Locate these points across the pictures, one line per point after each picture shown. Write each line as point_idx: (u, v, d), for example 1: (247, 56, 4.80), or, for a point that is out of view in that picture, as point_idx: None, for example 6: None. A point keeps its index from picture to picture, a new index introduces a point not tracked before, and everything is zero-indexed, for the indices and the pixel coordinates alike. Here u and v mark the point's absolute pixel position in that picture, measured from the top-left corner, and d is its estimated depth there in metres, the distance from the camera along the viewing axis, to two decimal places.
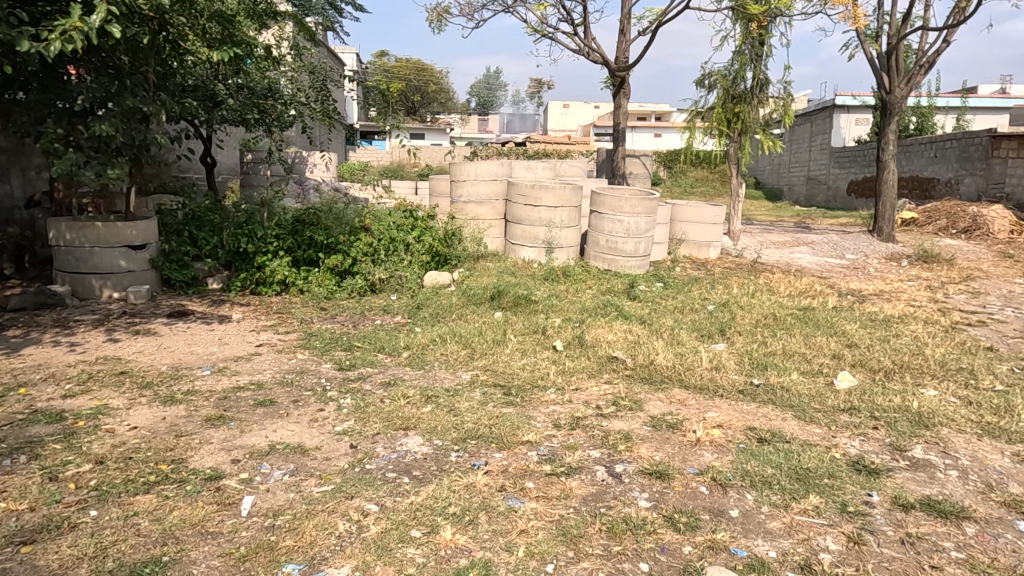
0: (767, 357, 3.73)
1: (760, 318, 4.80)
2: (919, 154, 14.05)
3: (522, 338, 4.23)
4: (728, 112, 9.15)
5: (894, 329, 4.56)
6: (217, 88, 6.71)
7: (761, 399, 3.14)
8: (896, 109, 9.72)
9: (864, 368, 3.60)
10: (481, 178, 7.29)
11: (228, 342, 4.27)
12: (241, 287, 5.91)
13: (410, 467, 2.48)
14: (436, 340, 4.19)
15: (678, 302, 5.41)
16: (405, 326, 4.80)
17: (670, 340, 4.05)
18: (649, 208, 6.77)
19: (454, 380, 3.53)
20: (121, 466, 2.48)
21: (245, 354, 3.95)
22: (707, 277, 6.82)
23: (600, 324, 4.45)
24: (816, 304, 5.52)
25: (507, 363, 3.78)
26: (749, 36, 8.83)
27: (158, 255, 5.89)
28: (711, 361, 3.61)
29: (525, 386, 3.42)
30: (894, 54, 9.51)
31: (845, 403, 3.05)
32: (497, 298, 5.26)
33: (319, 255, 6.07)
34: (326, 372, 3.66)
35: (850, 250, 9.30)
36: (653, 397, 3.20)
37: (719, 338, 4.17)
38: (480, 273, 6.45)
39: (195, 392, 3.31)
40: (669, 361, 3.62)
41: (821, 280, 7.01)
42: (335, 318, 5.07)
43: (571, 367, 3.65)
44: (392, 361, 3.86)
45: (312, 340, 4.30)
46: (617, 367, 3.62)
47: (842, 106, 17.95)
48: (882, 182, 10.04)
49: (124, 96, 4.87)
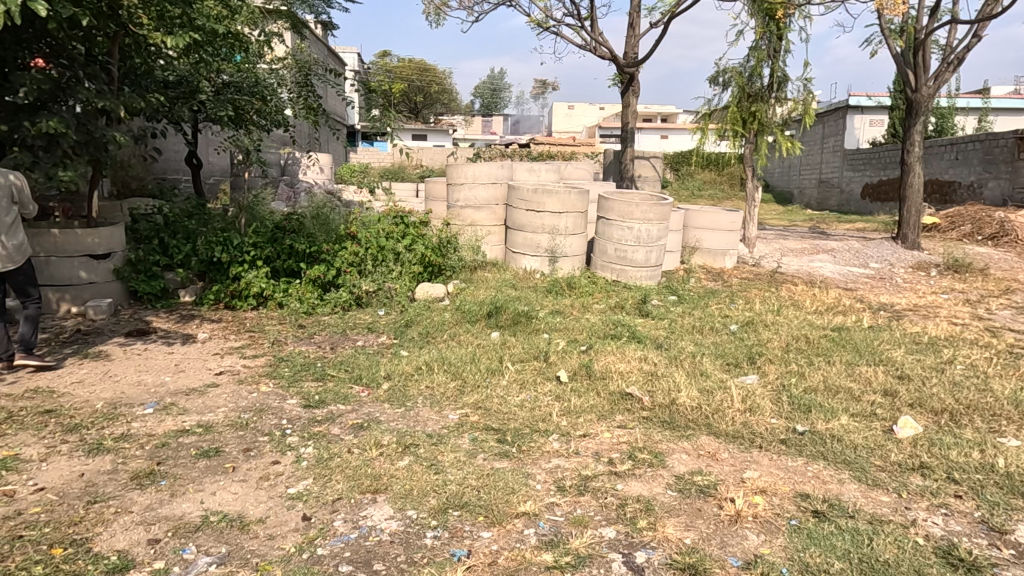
0: (808, 394, 3.16)
1: (792, 341, 4.25)
2: (939, 156, 13.45)
3: (521, 366, 3.68)
4: (744, 112, 8.59)
5: (946, 355, 4.00)
6: (200, 84, 6.14)
7: (810, 452, 2.58)
8: (922, 108, 9.14)
9: (924, 408, 3.04)
10: (480, 181, 6.75)
11: (185, 369, 3.73)
12: (214, 300, 5.36)
13: (372, 557, 1.95)
14: (421, 369, 3.64)
15: (696, 320, 4.84)
16: (389, 348, 4.25)
17: (693, 371, 3.49)
18: (662, 214, 6.22)
19: (440, 422, 2.98)
20: (2, 551, 1.95)
21: (200, 386, 3.41)
22: (725, 290, 6.27)
23: (611, 350, 3.89)
24: (849, 323, 4.95)
25: (503, 400, 3.22)
26: (766, 29, 8.29)
27: (124, 265, 5.35)
28: (742, 400, 3.05)
29: (524, 432, 2.87)
30: (921, 49, 8.93)
31: (912, 460, 2.50)
32: (494, 316, 4.72)
33: (300, 266, 5.55)
34: (290, 411, 3.11)
35: (874, 258, 8.73)
36: (677, 448, 2.65)
37: (748, 369, 3.61)
38: (478, 285, 5.90)
39: (128, 438, 2.77)
40: (693, 399, 3.06)
41: (848, 293, 6.45)
42: (312, 338, 4.52)
43: (577, 406, 3.10)
44: (369, 397, 3.30)
45: (280, 367, 3.76)
46: (633, 407, 3.06)
47: (856, 107, 17.42)
48: (907, 186, 9.44)
49: (77, 90, 4.38)
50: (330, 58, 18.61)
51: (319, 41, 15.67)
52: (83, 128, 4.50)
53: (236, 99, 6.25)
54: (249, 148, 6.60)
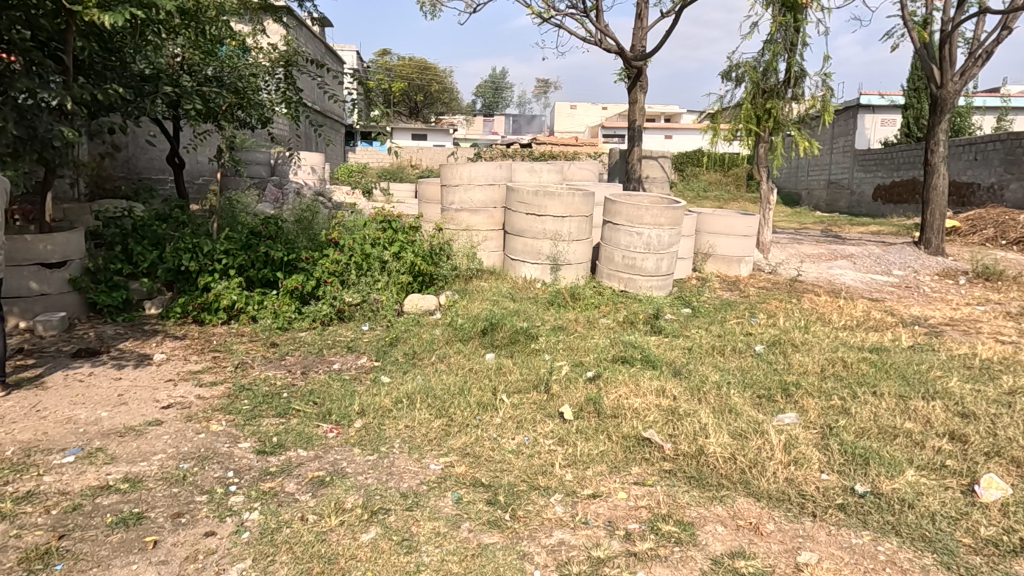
0: (861, 441, 2.63)
1: (827, 365, 3.72)
2: (957, 156, 12.89)
3: (518, 400, 3.15)
4: (759, 109, 8.02)
5: (1008, 384, 3.47)
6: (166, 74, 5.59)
7: (877, 524, 2.07)
8: (947, 106, 8.57)
9: (1005, 459, 2.51)
10: (476, 182, 6.24)
11: (127, 401, 3.19)
12: (181, 314, 4.85)
13: None
14: (401, 403, 3.11)
15: (715, 339, 4.31)
16: (368, 373, 3.73)
17: (719, 407, 2.97)
18: (673, 219, 5.70)
19: (418, 476, 2.47)
20: None
21: (138, 425, 2.88)
22: (742, 301, 5.75)
23: (622, 378, 3.35)
24: (886, 342, 4.43)
25: (495, 444, 2.71)
26: (783, 20, 7.76)
27: (82, 274, 4.84)
28: (784, 449, 2.53)
29: (519, 490, 2.36)
30: (947, 42, 8.38)
31: (1010, 538, 1.98)
32: (489, 334, 4.21)
33: (276, 276, 5.03)
34: (241, 459, 2.60)
35: (897, 265, 8.19)
36: (709, 517, 2.15)
37: (783, 403, 3.09)
38: (474, 297, 5.39)
39: (33, 499, 2.25)
40: (725, 447, 2.52)
41: (876, 305, 5.92)
42: (282, 361, 3.99)
43: (584, 454, 2.58)
44: (336, 440, 2.79)
45: (238, 400, 3.22)
46: (651, 456, 2.54)
47: (867, 106, 16.95)
48: (932, 188, 8.88)
49: (15, 78, 3.90)
50: (325, 56, 18.21)
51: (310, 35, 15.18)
52: (26, 122, 4.01)
53: (204, 90, 5.71)
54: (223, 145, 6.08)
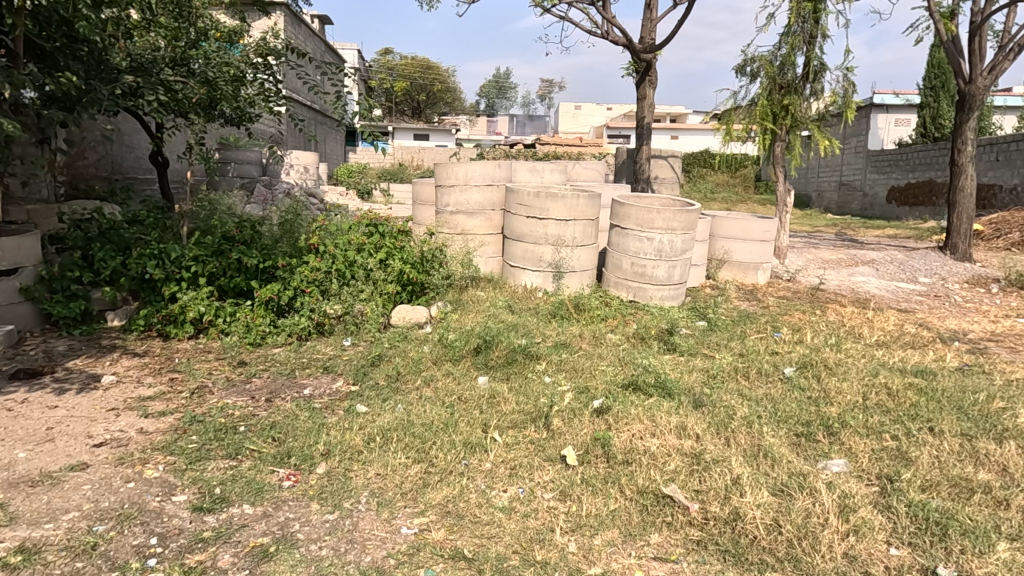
0: (932, 499, 2.14)
1: (870, 394, 3.22)
2: (979, 156, 12.35)
3: (513, 438, 2.67)
4: (775, 105, 7.49)
5: None
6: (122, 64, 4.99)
7: None
8: (975, 102, 8.06)
9: None
10: (473, 183, 5.77)
11: (55, 437, 2.72)
12: (145, 326, 4.39)
13: None
14: (375, 443, 2.63)
15: (738, 359, 3.82)
16: (343, 401, 3.24)
17: (752, 451, 2.48)
18: (688, 222, 5.20)
19: (386, 545, 1.99)
20: None
21: (57, 471, 2.40)
22: (762, 313, 5.25)
23: (636, 412, 2.86)
24: (930, 363, 3.93)
25: (483, 499, 2.23)
26: (801, 11, 7.26)
27: (36, 283, 4.38)
28: (841, 513, 2.04)
29: (510, 566, 1.88)
30: (977, 35, 7.87)
31: None
32: (483, 353, 3.73)
33: (250, 285, 4.54)
34: (170, 519, 2.12)
35: (922, 271, 7.70)
36: None
37: (829, 446, 2.59)
38: (468, 309, 4.91)
39: None
40: (766, 511, 2.04)
41: (908, 318, 5.41)
42: (246, 385, 3.50)
43: (591, 516, 2.10)
44: (292, 491, 2.31)
45: (185, 437, 2.74)
46: (676, 521, 2.06)
47: (880, 106, 16.45)
48: (959, 189, 8.36)
49: None
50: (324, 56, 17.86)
51: (308, 33, 14.79)
52: None
53: (171, 81, 5.18)
54: (193, 143, 5.60)
